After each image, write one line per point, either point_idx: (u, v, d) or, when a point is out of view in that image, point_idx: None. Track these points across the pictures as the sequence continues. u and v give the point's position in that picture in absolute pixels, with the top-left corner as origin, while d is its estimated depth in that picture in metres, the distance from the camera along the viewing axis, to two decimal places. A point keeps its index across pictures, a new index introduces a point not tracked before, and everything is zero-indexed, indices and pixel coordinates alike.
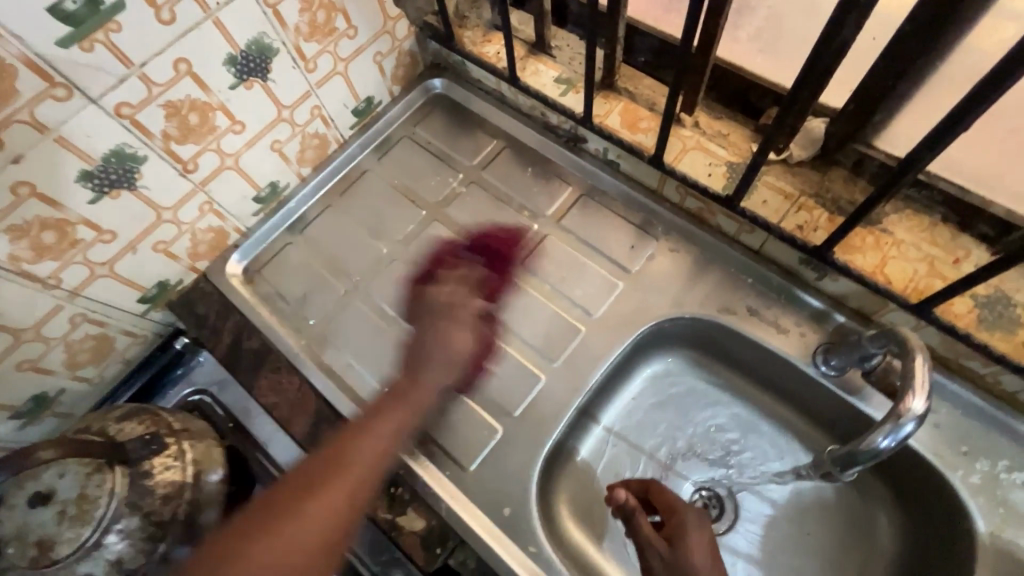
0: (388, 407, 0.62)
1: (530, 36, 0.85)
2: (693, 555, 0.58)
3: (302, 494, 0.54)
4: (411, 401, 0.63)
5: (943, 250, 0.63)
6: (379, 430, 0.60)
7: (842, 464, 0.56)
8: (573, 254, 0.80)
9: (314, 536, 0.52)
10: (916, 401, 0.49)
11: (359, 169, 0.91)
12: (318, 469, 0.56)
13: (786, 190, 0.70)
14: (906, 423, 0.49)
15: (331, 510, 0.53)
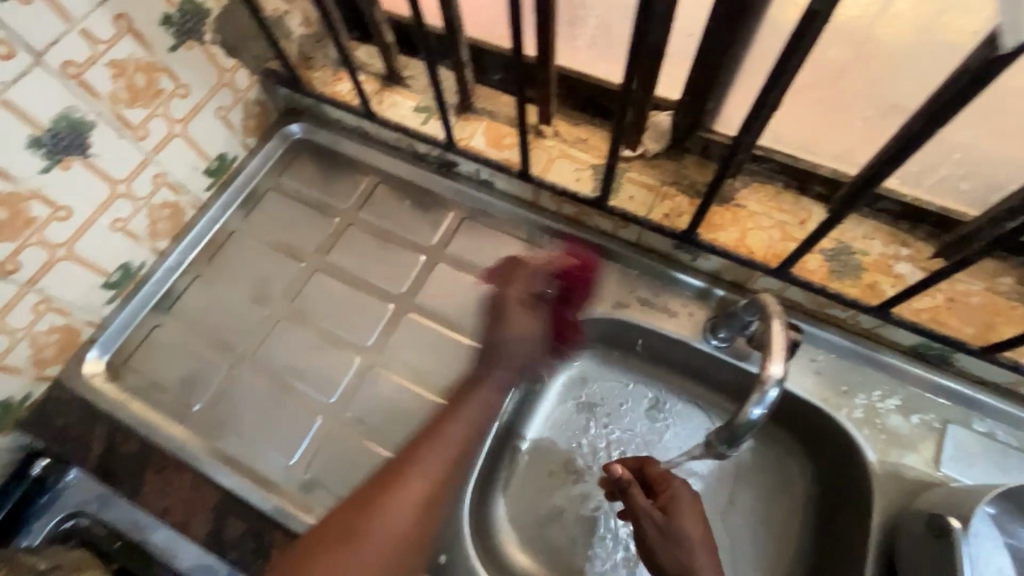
0: (409, 466, 0.63)
1: (380, 69, 0.84)
2: (686, 524, 0.59)
3: (344, 532, 0.59)
4: (427, 461, 0.64)
5: (790, 214, 0.70)
6: (432, 455, 0.64)
7: (728, 441, 0.59)
8: (464, 278, 0.79)
9: (395, 545, 0.59)
10: (774, 366, 0.53)
11: (226, 232, 0.84)
12: (346, 519, 0.60)
13: (648, 182, 0.74)
14: (770, 390, 0.53)
15: (413, 513, 0.60)
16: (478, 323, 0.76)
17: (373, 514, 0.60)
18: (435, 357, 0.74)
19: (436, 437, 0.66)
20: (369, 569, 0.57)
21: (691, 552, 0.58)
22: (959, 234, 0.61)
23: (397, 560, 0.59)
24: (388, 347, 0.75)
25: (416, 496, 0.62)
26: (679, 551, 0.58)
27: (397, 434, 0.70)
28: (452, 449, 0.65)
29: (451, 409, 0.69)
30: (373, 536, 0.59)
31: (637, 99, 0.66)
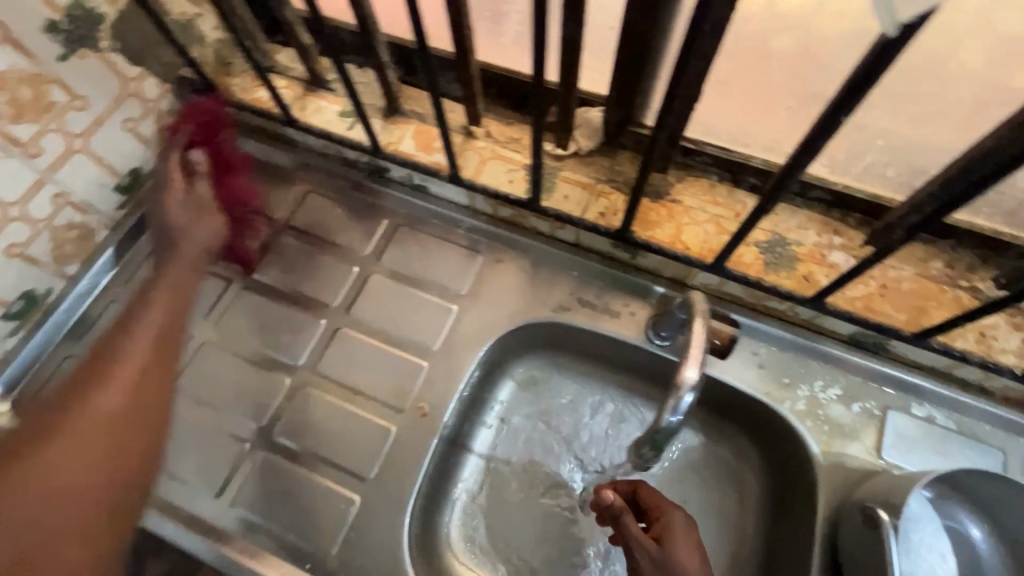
0: (95, 375, 0.55)
1: (303, 73, 0.80)
2: (681, 555, 0.57)
3: (50, 426, 0.52)
4: (121, 363, 0.57)
5: (725, 207, 0.69)
6: (127, 355, 0.57)
7: (655, 446, 0.57)
8: (400, 288, 0.75)
9: (85, 430, 0.52)
10: (689, 372, 0.51)
11: (146, 251, 0.79)
12: (52, 424, 0.52)
13: (582, 181, 0.72)
14: (683, 396, 0.51)
15: (124, 396, 0.55)
16: (415, 334, 0.73)
17: (70, 418, 0.53)
18: (370, 374, 0.71)
19: (128, 343, 0.58)
20: (97, 470, 0.51)
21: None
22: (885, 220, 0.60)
23: (123, 461, 0.53)
24: (321, 364, 0.72)
25: (133, 373, 0.56)
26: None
27: (332, 458, 0.67)
28: (153, 342, 0.59)
29: (162, 329, 0.61)
30: (80, 413, 0.53)
31: (563, 96, 0.64)
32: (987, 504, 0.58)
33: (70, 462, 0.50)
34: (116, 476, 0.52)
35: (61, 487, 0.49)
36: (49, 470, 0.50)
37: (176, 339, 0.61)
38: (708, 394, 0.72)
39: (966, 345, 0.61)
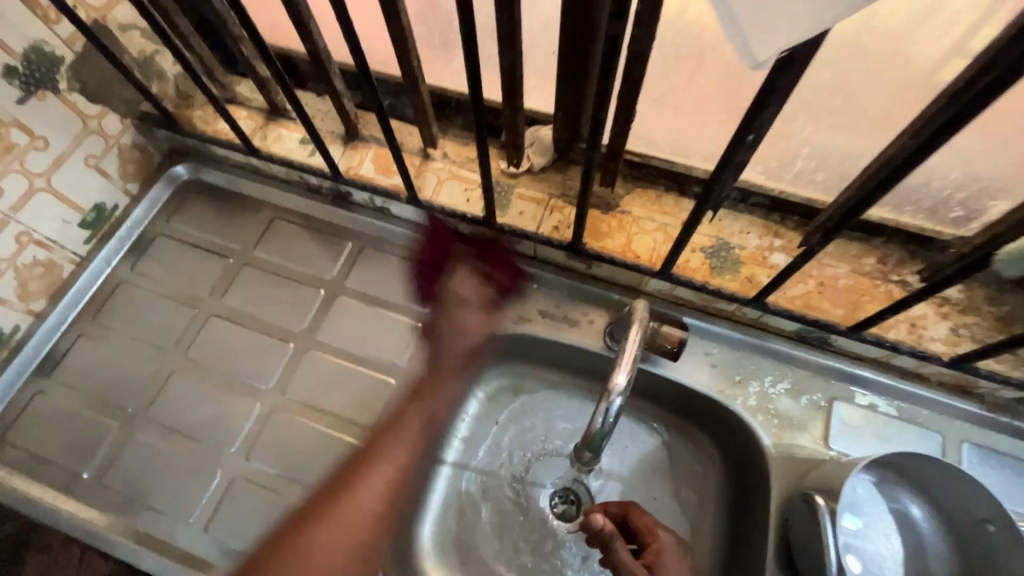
0: (387, 443, 0.67)
1: (263, 103, 0.82)
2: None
3: (318, 513, 0.61)
4: (386, 461, 0.65)
5: (672, 216, 0.72)
6: (391, 455, 0.66)
7: (589, 447, 0.60)
8: (365, 309, 0.77)
9: (370, 519, 0.62)
10: (620, 378, 0.54)
11: (113, 283, 0.80)
12: (343, 492, 0.63)
13: (537, 197, 0.75)
14: (614, 400, 0.54)
15: (381, 493, 0.64)
16: (381, 352, 0.75)
17: (349, 492, 0.63)
18: (340, 394, 0.73)
19: (396, 428, 0.68)
20: (335, 555, 0.59)
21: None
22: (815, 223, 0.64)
23: (385, 525, 0.63)
24: (290, 387, 0.73)
25: (405, 464, 0.67)
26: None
27: (302, 479, 0.68)
28: (421, 411, 0.69)
29: (393, 424, 0.68)
30: (359, 491, 0.63)
31: (509, 118, 0.67)
32: (926, 490, 0.60)
33: (340, 540, 0.60)
34: (376, 540, 0.62)
35: (339, 552, 0.59)
36: (304, 553, 0.58)
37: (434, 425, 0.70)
38: (664, 394, 0.76)
39: (899, 335, 0.64)
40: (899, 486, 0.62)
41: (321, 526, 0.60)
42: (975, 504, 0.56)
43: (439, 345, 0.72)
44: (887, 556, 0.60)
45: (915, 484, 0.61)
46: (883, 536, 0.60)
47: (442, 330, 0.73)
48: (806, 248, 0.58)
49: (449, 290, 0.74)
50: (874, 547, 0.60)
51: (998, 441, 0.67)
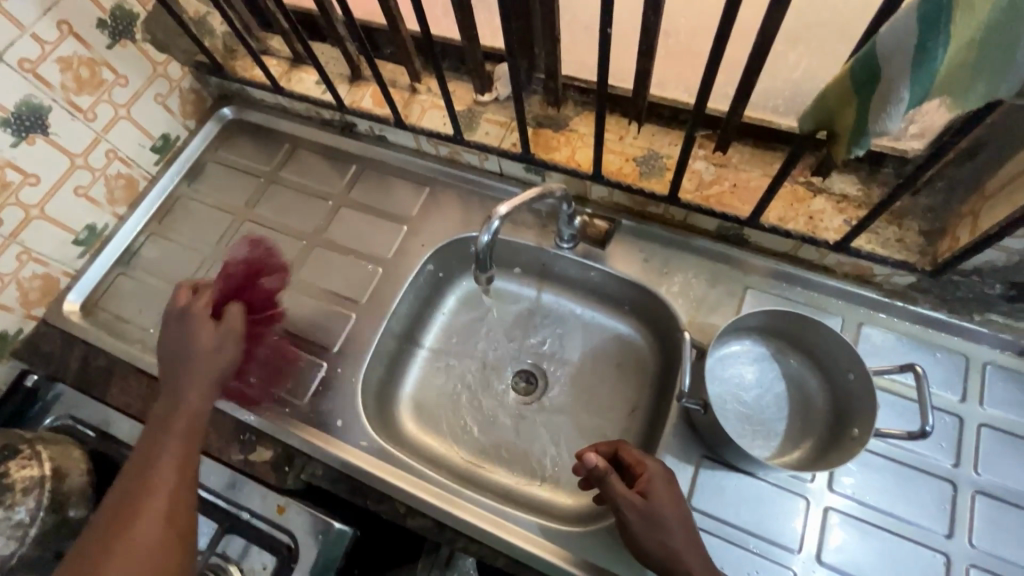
0: (159, 445, 0.65)
1: (289, 53, 1.01)
2: (664, 507, 0.62)
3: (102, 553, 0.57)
4: (157, 463, 0.63)
5: (612, 132, 0.84)
6: (161, 458, 0.64)
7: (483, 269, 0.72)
8: (364, 216, 0.95)
9: (155, 543, 0.58)
10: (502, 208, 0.66)
11: (174, 197, 1.02)
12: (131, 519, 0.59)
13: (501, 120, 0.89)
14: (492, 222, 0.66)
15: (165, 517, 0.60)
16: (372, 248, 0.92)
17: (136, 510, 0.60)
18: (340, 280, 0.90)
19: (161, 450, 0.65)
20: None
21: (669, 533, 0.62)
22: (721, 126, 0.76)
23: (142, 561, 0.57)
24: (301, 273, 0.92)
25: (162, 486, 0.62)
26: (658, 532, 0.62)
27: (307, 338, 0.86)
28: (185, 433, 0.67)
29: (156, 440, 0.66)
30: (155, 482, 0.62)
31: (471, 50, 0.82)
32: (827, 350, 0.69)
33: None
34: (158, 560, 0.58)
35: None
36: None
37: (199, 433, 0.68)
38: (607, 290, 0.89)
39: (797, 226, 0.75)
40: (786, 351, 0.74)
41: (124, 540, 0.58)
42: (840, 356, 0.67)
43: (178, 351, 0.72)
44: (769, 411, 0.72)
45: (799, 348, 0.73)
46: (768, 395, 0.73)
47: (188, 321, 0.73)
48: (690, 139, 0.70)
49: (172, 333, 0.73)
50: (756, 403, 0.73)
51: (893, 325, 0.76)
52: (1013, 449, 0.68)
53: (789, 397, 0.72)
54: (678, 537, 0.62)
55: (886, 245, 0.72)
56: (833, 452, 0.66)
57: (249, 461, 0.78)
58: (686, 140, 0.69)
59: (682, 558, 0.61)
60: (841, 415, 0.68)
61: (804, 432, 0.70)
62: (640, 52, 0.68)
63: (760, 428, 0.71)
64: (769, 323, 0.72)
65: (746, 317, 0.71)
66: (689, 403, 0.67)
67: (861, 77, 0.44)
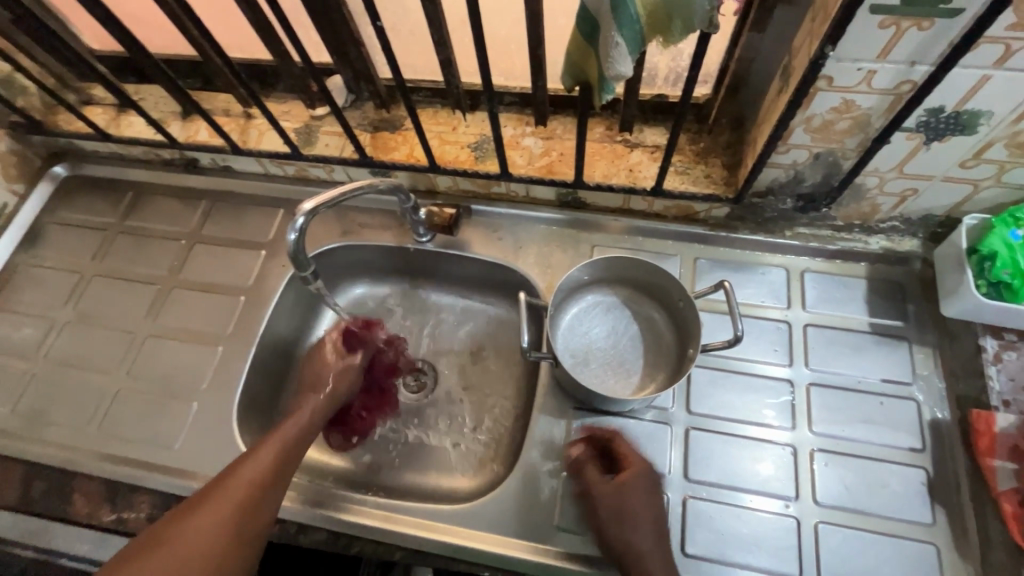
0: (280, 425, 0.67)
1: (114, 99, 0.98)
2: (636, 500, 0.63)
3: (156, 543, 0.54)
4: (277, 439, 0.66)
5: (445, 124, 0.87)
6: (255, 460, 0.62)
7: (301, 266, 0.72)
8: (220, 249, 0.93)
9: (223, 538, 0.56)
10: (306, 204, 0.65)
11: (11, 267, 0.96)
12: (197, 527, 0.55)
13: (340, 130, 0.91)
14: (297, 219, 0.65)
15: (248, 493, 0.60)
16: (233, 278, 0.90)
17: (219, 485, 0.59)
18: (203, 316, 0.88)
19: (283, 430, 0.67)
20: None
21: (636, 531, 0.61)
22: (533, 102, 0.81)
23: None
24: (161, 317, 0.89)
25: (245, 496, 0.59)
26: (625, 527, 0.62)
27: (173, 382, 0.83)
28: (280, 447, 0.65)
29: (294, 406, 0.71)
30: (234, 483, 0.59)
31: (288, 66, 0.82)
32: (664, 283, 0.75)
33: None
34: None
35: None
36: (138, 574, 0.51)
37: (298, 445, 0.67)
38: (473, 275, 0.92)
39: (619, 180, 0.81)
40: (633, 292, 0.80)
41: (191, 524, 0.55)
42: (663, 282, 0.75)
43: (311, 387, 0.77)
44: (628, 354, 0.77)
45: (642, 284, 0.78)
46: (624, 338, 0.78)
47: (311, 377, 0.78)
48: (499, 115, 0.74)
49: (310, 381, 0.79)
50: (614, 348, 0.77)
51: (723, 254, 0.83)
52: (836, 340, 0.76)
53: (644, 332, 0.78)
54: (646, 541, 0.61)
55: (696, 182, 0.79)
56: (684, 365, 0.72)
57: (124, 518, 0.73)
58: (489, 116, 0.73)
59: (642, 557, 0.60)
60: (683, 333, 0.75)
61: (660, 361, 0.76)
62: (436, 42, 0.71)
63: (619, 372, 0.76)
64: (606, 269, 0.77)
65: (584, 269, 0.76)
66: (540, 357, 0.70)
67: (587, 30, 0.49)
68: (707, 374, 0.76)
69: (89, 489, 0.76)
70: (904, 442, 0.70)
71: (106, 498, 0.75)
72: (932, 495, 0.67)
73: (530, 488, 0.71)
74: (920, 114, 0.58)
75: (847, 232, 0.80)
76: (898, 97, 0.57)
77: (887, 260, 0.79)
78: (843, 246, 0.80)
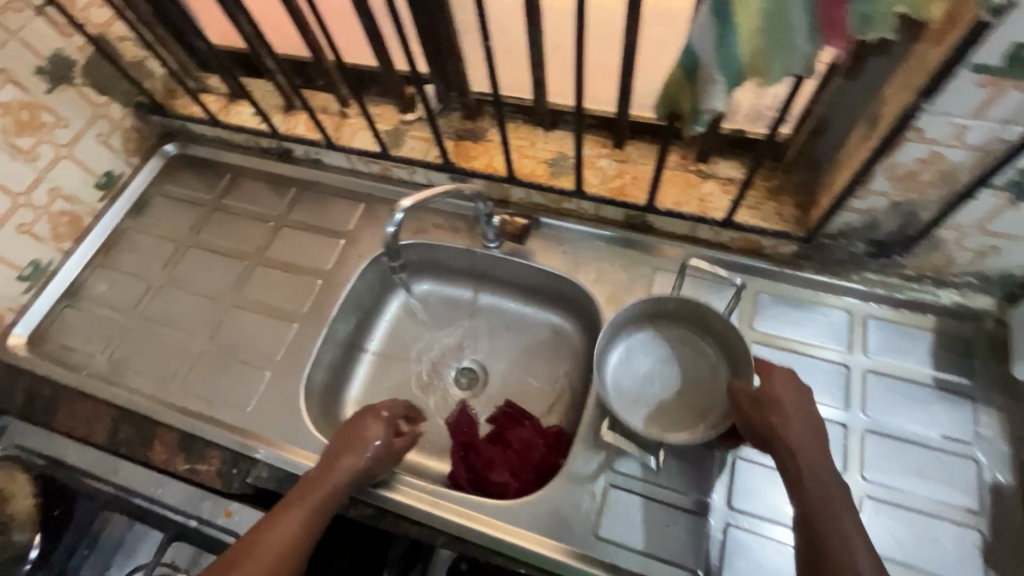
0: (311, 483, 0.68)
1: (226, 89, 1.08)
2: (777, 389, 0.64)
3: None
4: (312, 498, 0.66)
5: (524, 139, 0.92)
6: (286, 521, 0.64)
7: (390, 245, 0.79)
8: (302, 234, 1.01)
9: None
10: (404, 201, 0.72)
11: (119, 231, 1.06)
12: None
13: (425, 135, 0.97)
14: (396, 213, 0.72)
15: (278, 551, 0.62)
16: (311, 262, 0.97)
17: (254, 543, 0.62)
18: (282, 294, 0.95)
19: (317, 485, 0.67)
20: None
21: (788, 415, 0.62)
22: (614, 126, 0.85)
23: None
24: (243, 290, 0.97)
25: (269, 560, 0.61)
26: (770, 412, 0.63)
27: (250, 352, 0.90)
28: (312, 505, 0.66)
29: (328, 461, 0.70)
30: (254, 559, 0.61)
31: (388, 72, 0.89)
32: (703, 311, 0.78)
33: None
34: None
35: None
36: None
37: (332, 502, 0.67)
38: (533, 284, 0.95)
39: (689, 208, 0.83)
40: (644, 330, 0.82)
41: None
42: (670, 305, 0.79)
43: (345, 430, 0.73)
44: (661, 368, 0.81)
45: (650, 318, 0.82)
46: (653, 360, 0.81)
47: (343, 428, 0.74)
48: (582, 136, 0.78)
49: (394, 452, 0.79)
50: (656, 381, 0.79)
51: (785, 291, 0.84)
52: (896, 390, 0.76)
53: (668, 349, 0.81)
54: (839, 501, 0.57)
55: (767, 218, 0.81)
56: (732, 342, 0.77)
57: (196, 469, 0.80)
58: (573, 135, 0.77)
59: (835, 509, 0.57)
60: (703, 326, 0.80)
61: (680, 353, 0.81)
62: (531, 63, 0.76)
63: (694, 405, 0.77)
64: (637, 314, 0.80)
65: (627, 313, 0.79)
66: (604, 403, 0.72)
67: (687, 66, 0.52)
68: None
69: (167, 439, 0.83)
70: (959, 501, 0.69)
71: (182, 449, 0.82)
72: (985, 559, 0.66)
73: (573, 493, 0.73)
74: (1010, 172, 0.58)
75: (918, 282, 0.79)
76: (987, 154, 0.58)
77: (957, 315, 0.78)
78: (912, 297, 0.79)
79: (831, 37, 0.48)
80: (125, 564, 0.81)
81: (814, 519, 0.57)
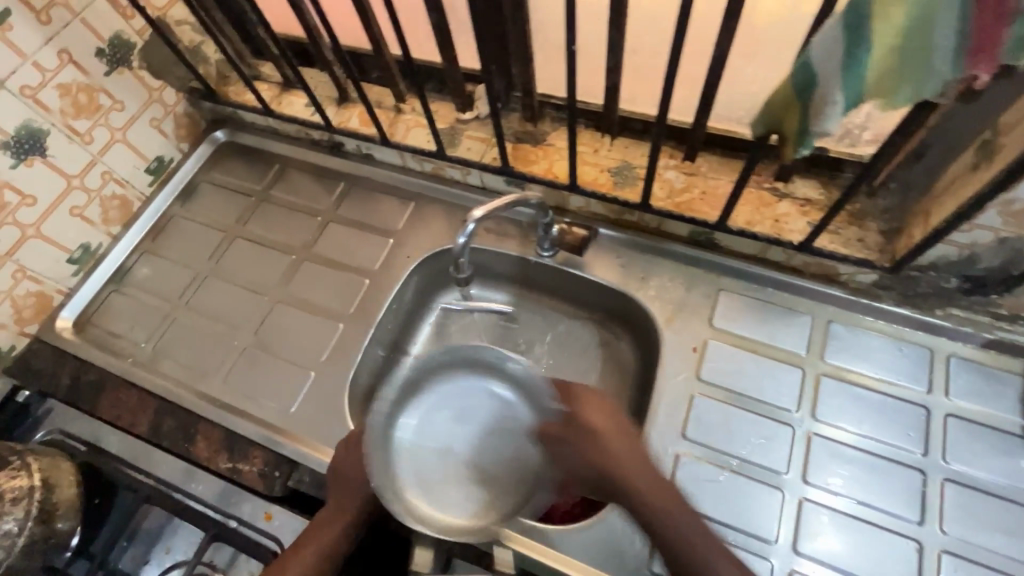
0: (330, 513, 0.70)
1: (279, 78, 1.06)
2: (591, 416, 0.70)
3: None
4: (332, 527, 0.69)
5: (587, 145, 0.88)
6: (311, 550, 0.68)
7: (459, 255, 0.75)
8: (350, 231, 0.98)
9: None
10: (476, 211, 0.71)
11: (166, 217, 1.05)
12: None
13: (483, 136, 0.93)
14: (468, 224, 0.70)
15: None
16: (358, 261, 0.95)
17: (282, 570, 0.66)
18: (328, 292, 0.93)
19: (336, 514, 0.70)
20: None
21: (614, 443, 0.68)
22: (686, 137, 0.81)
23: None
24: (289, 286, 0.95)
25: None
26: (597, 444, 0.68)
27: (294, 350, 0.89)
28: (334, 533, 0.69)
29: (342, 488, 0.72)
30: None
31: (449, 70, 0.86)
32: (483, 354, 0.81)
33: None
34: None
35: None
36: None
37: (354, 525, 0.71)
38: (586, 296, 0.92)
39: (762, 229, 0.79)
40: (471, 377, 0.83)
41: None
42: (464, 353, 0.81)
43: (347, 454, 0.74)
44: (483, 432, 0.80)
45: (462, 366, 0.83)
46: (456, 428, 0.81)
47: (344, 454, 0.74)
48: (656, 148, 0.74)
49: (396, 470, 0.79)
50: (502, 441, 0.78)
51: (860, 322, 0.79)
52: (980, 437, 0.70)
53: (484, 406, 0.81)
54: (693, 523, 0.62)
55: (847, 244, 0.76)
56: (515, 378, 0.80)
57: (238, 469, 0.78)
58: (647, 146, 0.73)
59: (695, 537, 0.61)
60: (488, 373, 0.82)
61: (473, 422, 0.80)
62: (607, 68, 0.72)
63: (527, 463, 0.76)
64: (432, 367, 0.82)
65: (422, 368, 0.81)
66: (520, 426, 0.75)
67: (800, 82, 0.48)
68: (826, 445, 0.72)
69: (210, 435, 0.81)
70: None
71: (225, 447, 0.80)
72: None
73: (628, 524, 0.70)
74: None
75: (1011, 323, 0.73)
76: None
77: None
78: (1002, 338, 0.73)
79: (977, 60, 0.41)
80: (164, 559, 0.78)
81: (689, 553, 0.60)
